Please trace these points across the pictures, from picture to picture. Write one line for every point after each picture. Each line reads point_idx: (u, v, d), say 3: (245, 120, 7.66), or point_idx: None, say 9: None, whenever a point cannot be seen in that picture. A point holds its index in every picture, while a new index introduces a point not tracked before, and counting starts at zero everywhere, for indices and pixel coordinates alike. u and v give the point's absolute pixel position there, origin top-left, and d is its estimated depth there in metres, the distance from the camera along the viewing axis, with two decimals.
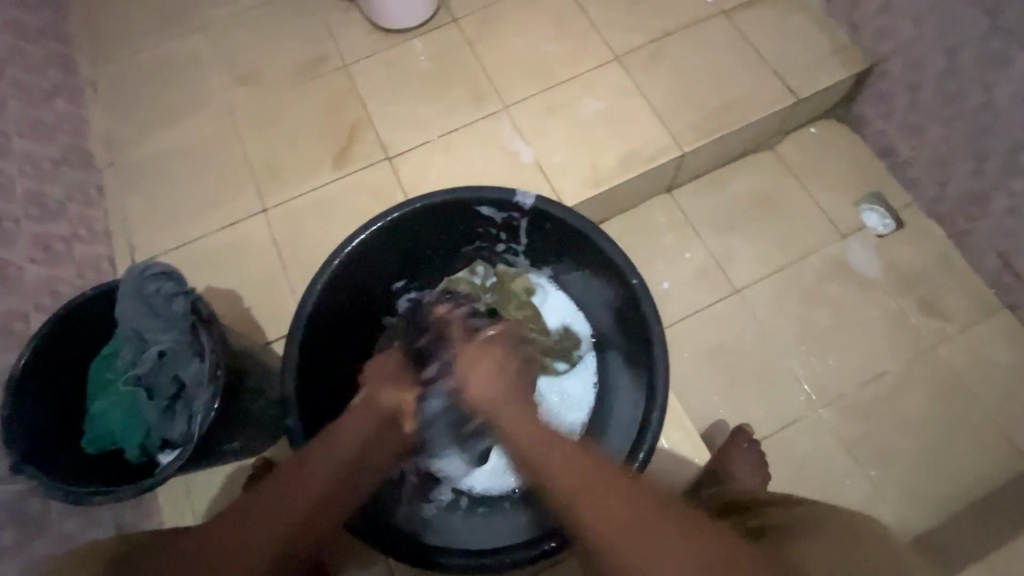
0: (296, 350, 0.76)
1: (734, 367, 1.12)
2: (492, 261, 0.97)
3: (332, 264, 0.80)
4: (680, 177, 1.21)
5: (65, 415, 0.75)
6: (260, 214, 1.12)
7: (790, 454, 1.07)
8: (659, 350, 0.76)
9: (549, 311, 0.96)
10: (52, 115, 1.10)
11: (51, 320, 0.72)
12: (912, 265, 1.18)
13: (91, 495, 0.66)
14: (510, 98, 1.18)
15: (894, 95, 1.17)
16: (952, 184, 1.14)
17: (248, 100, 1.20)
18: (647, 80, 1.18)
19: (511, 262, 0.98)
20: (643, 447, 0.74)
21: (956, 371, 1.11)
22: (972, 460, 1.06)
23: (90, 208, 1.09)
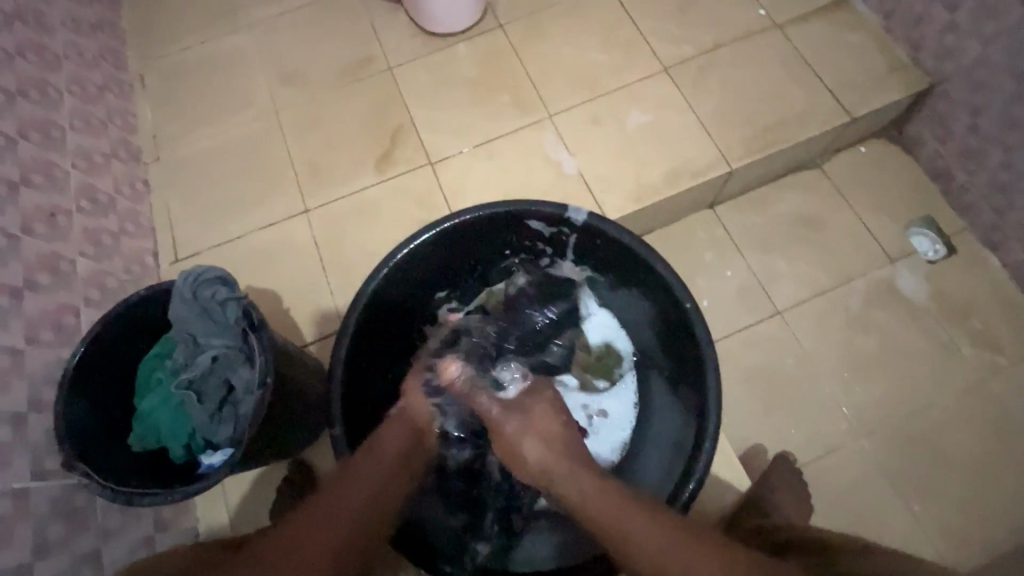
0: (343, 359, 0.76)
1: (773, 391, 1.10)
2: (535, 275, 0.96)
3: (381, 272, 0.80)
4: (724, 193, 1.19)
5: (112, 412, 0.76)
6: (301, 214, 1.12)
7: (828, 483, 1.04)
8: (712, 376, 0.74)
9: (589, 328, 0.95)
10: (104, 109, 1.11)
11: (104, 319, 0.73)
12: (963, 294, 1.14)
13: (141, 495, 0.66)
14: (555, 107, 1.17)
15: (953, 117, 1.13)
16: (1010, 213, 1.10)
17: (293, 99, 1.21)
18: (695, 94, 1.16)
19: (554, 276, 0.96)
20: (693, 476, 0.72)
21: (1007, 407, 1.07)
22: (1020, 501, 1.02)
23: (136, 202, 1.10)
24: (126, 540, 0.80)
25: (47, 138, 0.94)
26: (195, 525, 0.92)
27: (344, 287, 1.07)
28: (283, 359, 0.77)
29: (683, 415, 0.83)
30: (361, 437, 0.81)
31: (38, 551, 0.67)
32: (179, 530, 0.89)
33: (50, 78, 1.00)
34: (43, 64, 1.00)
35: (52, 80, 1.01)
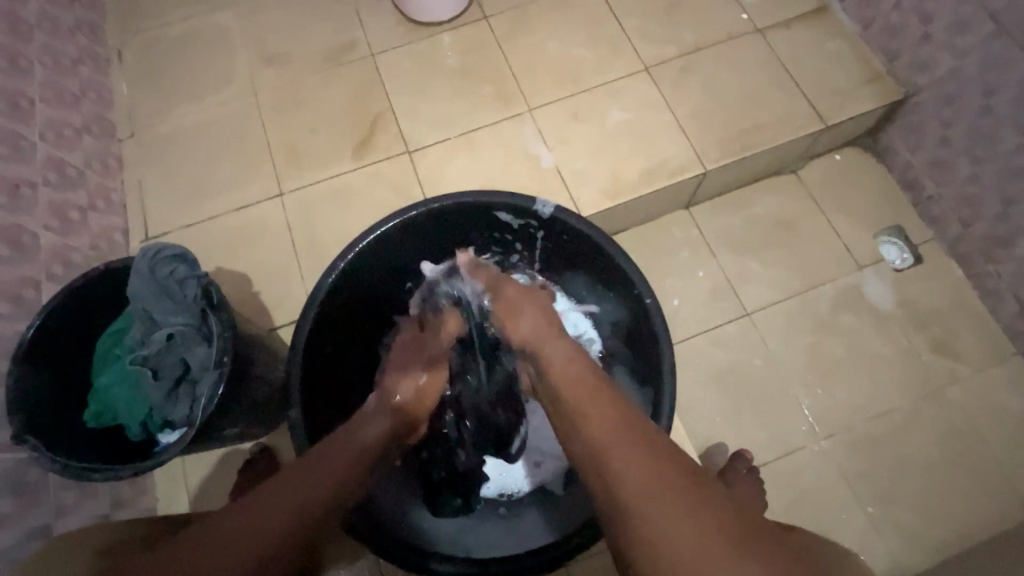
0: (303, 343, 0.76)
1: (738, 392, 1.11)
2: (504, 267, 0.98)
3: (345, 258, 0.80)
4: (700, 194, 1.20)
5: (67, 388, 0.75)
6: (276, 197, 1.11)
7: (787, 482, 1.06)
8: (669, 371, 0.75)
9: (559, 320, 0.96)
10: (78, 83, 1.10)
11: (59, 293, 0.72)
12: (927, 303, 1.16)
13: (92, 471, 0.66)
14: (536, 101, 1.17)
15: (925, 129, 1.15)
16: (976, 225, 1.12)
17: (272, 81, 1.20)
18: (675, 94, 1.17)
19: (524, 269, 0.97)
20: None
21: (961, 414, 1.10)
22: (971, 506, 1.05)
23: (108, 178, 1.09)
24: (81, 517, 0.79)
25: (15, 109, 0.92)
26: (154, 506, 0.92)
27: (316, 272, 1.06)
28: (244, 339, 0.77)
29: (643, 409, 0.84)
30: (321, 421, 0.81)
31: None
32: (138, 508, 0.89)
33: (20, 47, 0.98)
34: (14, 33, 0.98)
35: (23, 50, 0.99)
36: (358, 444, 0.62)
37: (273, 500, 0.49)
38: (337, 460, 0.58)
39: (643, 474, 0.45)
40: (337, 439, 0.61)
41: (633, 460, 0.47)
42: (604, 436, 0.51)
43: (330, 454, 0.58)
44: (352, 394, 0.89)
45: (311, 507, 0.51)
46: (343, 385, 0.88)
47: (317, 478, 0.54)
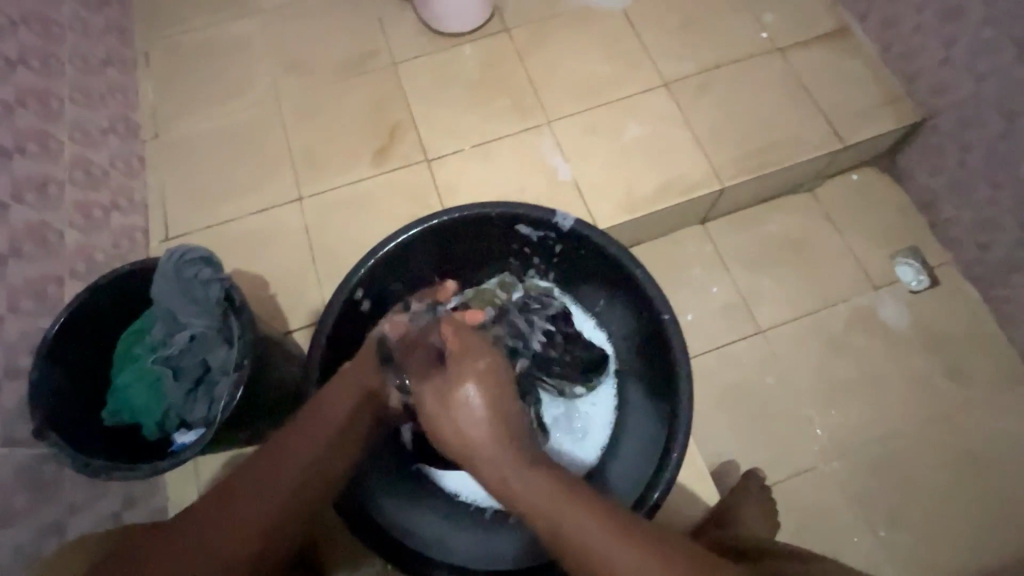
0: (321, 350, 0.77)
1: (749, 409, 1.11)
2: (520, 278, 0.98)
3: (365, 264, 0.81)
4: (716, 210, 1.20)
5: (87, 385, 0.76)
6: (295, 202, 1.12)
7: (798, 503, 1.05)
8: (686, 389, 0.75)
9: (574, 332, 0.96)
10: (106, 84, 1.12)
11: (86, 290, 0.73)
12: (942, 325, 1.16)
13: (110, 470, 0.66)
14: (554, 113, 1.18)
15: (944, 151, 1.15)
16: (993, 249, 1.12)
17: (294, 87, 1.22)
18: (693, 111, 1.18)
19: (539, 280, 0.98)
20: (663, 487, 0.73)
21: (976, 439, 1.08)
22: (985, 533, 1.03)
23: (131, 177, 1.11)
24: (93, 514, 0.80)
25: (44, 108, 0.94)
26: (165, 505, 0.92)
27: (332, 277, 1.07)
28: (263, 342, 0.77)
29: (655, 426, 0.85)
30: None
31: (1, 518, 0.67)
32: (149, 506, 0.90)
33: (52, 49, 1.00)
34: (46, 35, 1.00)
35: (54, 52, 1.01)
36: (325, 424, 0.65)
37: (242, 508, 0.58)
38: (311, 440, 0.64)
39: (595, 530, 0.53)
40: (295, 430, 0.64)
41: (581, 527, 0.54)
42: (534, 502, 0.57)
43: (297, 441, 0.63)
44: None
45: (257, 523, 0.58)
46: None
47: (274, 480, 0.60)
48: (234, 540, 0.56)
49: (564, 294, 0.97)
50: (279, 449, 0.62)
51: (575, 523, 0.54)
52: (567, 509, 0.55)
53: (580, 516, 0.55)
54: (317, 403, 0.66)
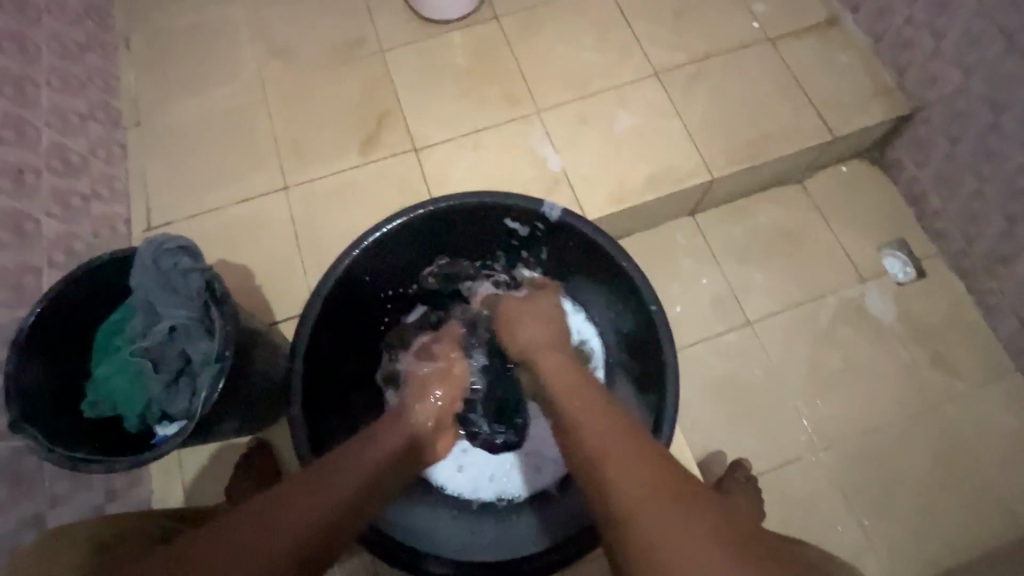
0: (305, 341, 0.76)
1: (737, 401, 1.11)
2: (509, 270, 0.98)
3: (351, 254, 0.80)
4: (705, 202, 1.20)
5: (65, 378, 0.74)
6: (280, 191, 1.11)
7: (785, 493, 1.05)
8: (673, 379, 0.75)
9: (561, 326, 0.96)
10: (84, 70, 1.09)
11: (62, 280, 0.71)
12: (928, 318, 1.16)
13: (89, 463, 0.65)
14: (543, 103, 1.16)
15: (933, 144, 1.15)
16: (979, 242, 1.13)
17: (279, 73, 1.19)
18: (683, 102, 1.17)
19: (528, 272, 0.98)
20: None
21: (959, 429, 1.10)
22: (967, 522, 1.05)
23: (111, 165, 1.08)
24: (75, 507, 0.79)
25: (20, 93, 0.91)
26: (149, 497, 0.92)
27: (319, 268, 1.06)
28: (246, 334, 0.76)
29: (641, 416, 0.85)
30: (321, 419, 0.81)
31: None
32: (132, 500, 0.89)
33: (27, 32, 0.97)
34: (22, 17, 0.97)
35: (30, 35, 0.98)
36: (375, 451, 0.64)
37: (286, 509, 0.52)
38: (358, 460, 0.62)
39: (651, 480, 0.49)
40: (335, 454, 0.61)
41: (628, 465, 0.51)
42: (599, 445, 0.55)
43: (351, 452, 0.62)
44: (351, 393, 0.89)
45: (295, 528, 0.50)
46: (341, 381, 0.88)
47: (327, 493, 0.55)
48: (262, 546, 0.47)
49: (555, 289, 0.97)
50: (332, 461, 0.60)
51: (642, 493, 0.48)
52: (648, 464, 0.51)
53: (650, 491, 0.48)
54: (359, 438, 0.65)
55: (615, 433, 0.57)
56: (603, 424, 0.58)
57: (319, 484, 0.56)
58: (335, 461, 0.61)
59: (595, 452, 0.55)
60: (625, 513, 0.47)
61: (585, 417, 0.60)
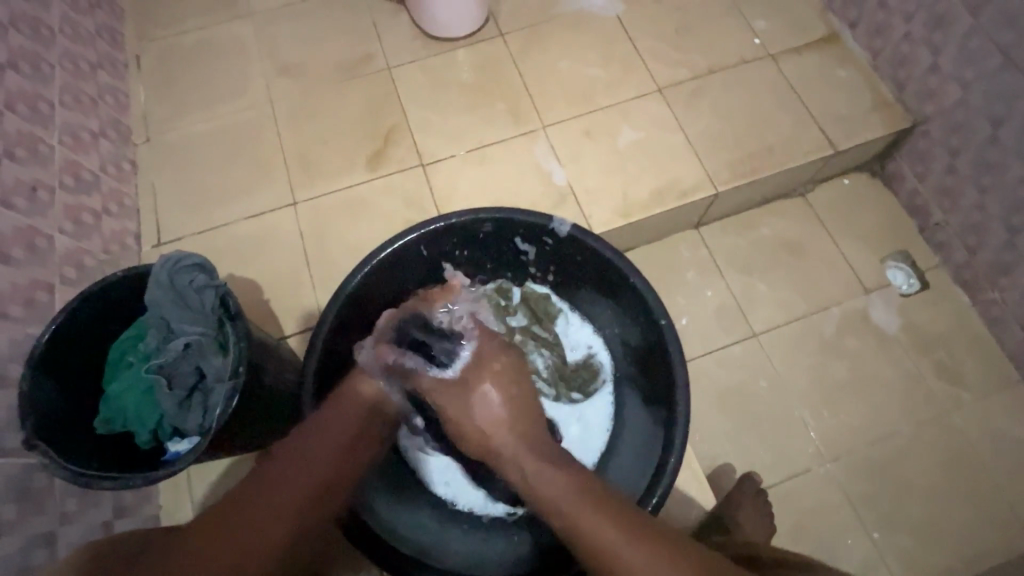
0: (318, 356, 0.76)
1: (744, 413, 1.11)
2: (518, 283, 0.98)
3: (363, 269, 0.80)
4: (709, 214, 1.21)
5: (78, 394, 0.74)
6: (289, 206, 1.12)
7: (794, 505, 1.05)
8: (683, 393, 0.76)
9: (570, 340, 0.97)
10: (96, 88, 1.10)
11: (78, 297, 0.71)
12: (932, 329, 1.17)
13: (103, 479, 0.65)
14: (548, 118, 1.18)
15: (933, 157, 1.17)
16: (981, 253, 1.14)
17: (288, 90, 1.21)
18: (687, 116, 1.18)
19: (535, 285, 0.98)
20: (661, 493, 0.73)
21: (966, 440, 1.10)
22: (977, 534, 1.04)
23: (121, 181, 1.09)
24: (84, 524, 0.78)
25: (34, 112, 0.93)
26: (157, 513, 0.91)
27: (327, 282, 1.06)
28: (258, 350, 0.77)
29: (649, 431, 0.85)
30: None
31: None
32: (139, 516, 0.88)
33: (42, 52, 0.99)
34: (36, 37, 0.99)
35: (44, 55, 0.99)
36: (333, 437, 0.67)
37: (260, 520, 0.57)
38: (319, 450, 0.65)
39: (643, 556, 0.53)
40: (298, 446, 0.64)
41: (593, 514, 0.57)
42: (561, 494, 0.60)
43: (316, 443, 0.65)
44: None
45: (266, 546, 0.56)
46: None
47: (288, 500, 0.59)
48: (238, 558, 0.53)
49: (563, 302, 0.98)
50: (296, 459, 0.63)
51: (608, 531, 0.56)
52: (614, 515, 0.57)
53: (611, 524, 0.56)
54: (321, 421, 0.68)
55: (569, 482, 0.61)
56: (548, 474, 0.63)
57: (284, 491, 0.60)
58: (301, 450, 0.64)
59: (586, 537, 0.56)
60: (597, 562, 0.55)
61: (556, 485, 0.61)
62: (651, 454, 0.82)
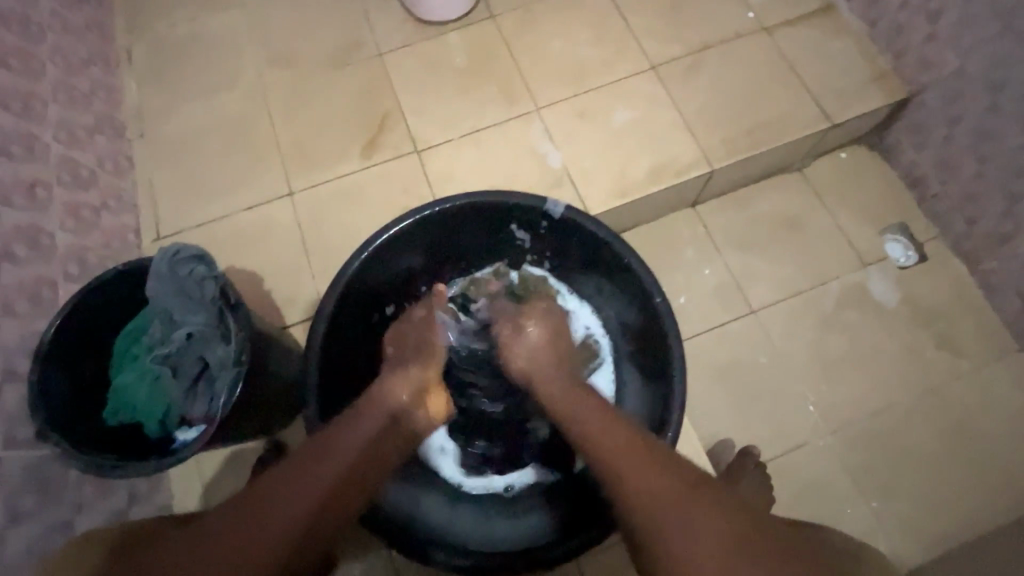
0: (319, 344, 0.78)
1: (744, 388, 1.12)
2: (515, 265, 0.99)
3: (361, 255, 0.81)
4: (706, 192, 1.21)
5: (87, 386, 0.76)
6: (286, 196, 1.12)
7: (794, 477, 1.06)
8: (679, 370, 0.77)
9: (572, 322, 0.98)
10: (88, 84, 1.10)
11: (80, 291, 0.73)
12: (931, 300, 1.17)
13: (115, 467, 0.67)
14: (542, 100, 1.18)
15: (930, 128, 1.16)
16: (979, 223, 1.13)
17: (281, 80, 1.21)
18: (682, 94, 1.18)
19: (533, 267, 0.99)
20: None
21: (965, 409, 1.10)
22: (975, 501, 1.06)
23: (119, 177, 1.10)
24: (99, 513, 0.80)
25: (29, 109, 0.93)
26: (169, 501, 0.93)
27: (327, 271, 1.07)
28: (260, 337, 0.78)
29: (647, 409, 0.87)
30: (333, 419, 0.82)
31: (9, 520, 0.67)
32: (151, 504, 0.90)
33: (33, 49, 0.99)
34: (26, 34, 0.99)
35: (35, 52, 0.99)
36: (356, 434, 0.67)
37: (285, 506, 0.58)
38: (343, 447, 0.65)
39: (678, 490, 0.57)
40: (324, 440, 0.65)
41: (653, 470, 0.59)
42: (617, 454, 0.62)
43: (339, 441, 0.66)
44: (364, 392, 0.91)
45: (293, 526, 0.57)
46: (354, 381, 0.89)
47: (312, 487, 0.60)
48: (264, 542, 0.55)
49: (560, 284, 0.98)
50: (319, 450, 0.64)
51: (661, 487, 0.57)
52: (662, 470, 0.59)
53: (668, 480, 0.58)
54: (346, 420, 0.68)
55: (628, 438, 0.64)
56: (610, 434, 0.65)
57: (313, 475, 0.61)
58: (323, 442, 0.65)
59: (612, 470, 0.61)
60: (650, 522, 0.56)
61: (612, 438, 0.64)
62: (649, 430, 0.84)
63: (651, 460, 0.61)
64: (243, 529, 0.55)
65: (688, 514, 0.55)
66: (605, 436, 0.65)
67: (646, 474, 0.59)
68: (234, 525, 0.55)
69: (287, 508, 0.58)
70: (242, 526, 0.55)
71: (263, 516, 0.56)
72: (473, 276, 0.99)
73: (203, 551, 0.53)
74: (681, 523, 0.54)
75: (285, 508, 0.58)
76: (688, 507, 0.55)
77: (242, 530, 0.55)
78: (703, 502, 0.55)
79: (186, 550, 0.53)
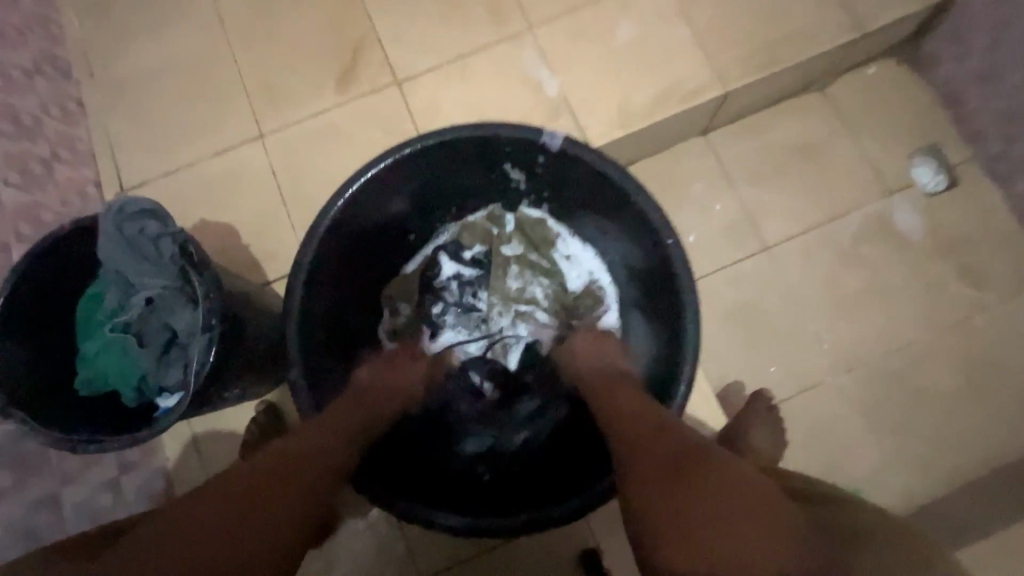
0: (297, 303, 0.71)
1: (756, 329, 1.06)
2: (508, 206, 0.92)
3: (337, 204, 0.73)
4: (718, 118, 1.10)
5: (51, 358, 0.70)
6: (256, 140, 1.02)
7: (805, 418, 1.03)
8: (692, 317, 0.71)
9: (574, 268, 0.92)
10: (20, 16, 0.97)
11: (23, 256, 0.65)
12: (959, 229, 1.09)
13: (91, 443, 0.63)
14: (535, 17, 1.04)
15: (973, 35, 1.03)
16: (1019, 143, 1.03)
17: (239, 5, 1.07)
18: (693, 4, 1.04)
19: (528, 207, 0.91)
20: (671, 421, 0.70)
21: (988, 344, 1.05)
22: (993, 436, 1.02)
23: (69, 124, 0.99)
24: (89, 482, 0.80)
25: None
26: None
27: (307, 222, 0.99)
28: (232, 298, 0.71)
29: (654, 358, 0.82)
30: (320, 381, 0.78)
31: None
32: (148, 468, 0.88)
33: None
34: None
35: None
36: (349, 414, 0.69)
37: (282, 473, 0.58)
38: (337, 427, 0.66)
39: (699, 501, 0.53)
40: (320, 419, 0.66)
41: (677, 478, 0.56)
42: (659, 457, 0.59)
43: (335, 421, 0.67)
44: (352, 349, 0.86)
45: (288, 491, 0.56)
46: (340, 338, 0.84)
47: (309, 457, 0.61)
48: (256, 507, 0.53)
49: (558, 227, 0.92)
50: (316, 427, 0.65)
51: (689, 501, 0.53)
52: (688, 479, 0.55)
53: (694, 490, 0.54)
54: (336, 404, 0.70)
55: (653, 442, 0.61)
56: (650, 436, 0.62)
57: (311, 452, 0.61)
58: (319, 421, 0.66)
59: (640, 475, 0.58)
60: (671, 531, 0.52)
61: (647, 440, 0.61)
62: (657, 377, 0.79)
63: (677, 466, 0.57)
64: (240, 494, 0.54)
65: (711, 522, 0.51)
66: (644, 438, 0.62)
67: (671, 479, 0.56)
68: (229, 492, 0.53)
69: (283, 475, 0.57)
70: (239, 492, 0.54)
71: (252, 493, 0.54)
72: (463, 219, 0.93)
73: (196, 517, 0.51)
74: (706, 533, 0.51)
75: (282, 474, 0.57)
76: (712, 514, 0.52)
77: (240, 494, 0.54)
78: (729, 511, 0.51)
79: (186, 519, 0.51)
